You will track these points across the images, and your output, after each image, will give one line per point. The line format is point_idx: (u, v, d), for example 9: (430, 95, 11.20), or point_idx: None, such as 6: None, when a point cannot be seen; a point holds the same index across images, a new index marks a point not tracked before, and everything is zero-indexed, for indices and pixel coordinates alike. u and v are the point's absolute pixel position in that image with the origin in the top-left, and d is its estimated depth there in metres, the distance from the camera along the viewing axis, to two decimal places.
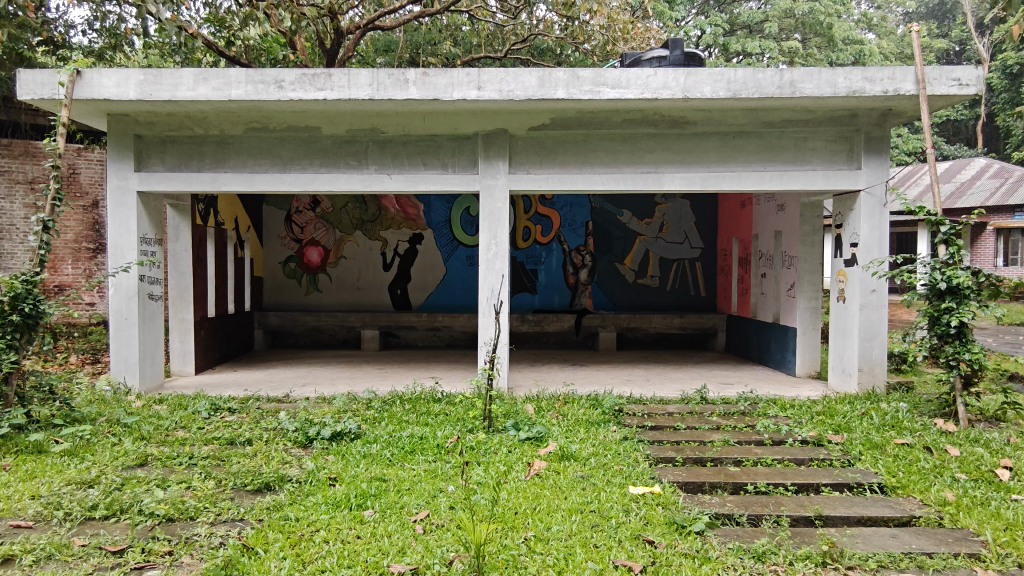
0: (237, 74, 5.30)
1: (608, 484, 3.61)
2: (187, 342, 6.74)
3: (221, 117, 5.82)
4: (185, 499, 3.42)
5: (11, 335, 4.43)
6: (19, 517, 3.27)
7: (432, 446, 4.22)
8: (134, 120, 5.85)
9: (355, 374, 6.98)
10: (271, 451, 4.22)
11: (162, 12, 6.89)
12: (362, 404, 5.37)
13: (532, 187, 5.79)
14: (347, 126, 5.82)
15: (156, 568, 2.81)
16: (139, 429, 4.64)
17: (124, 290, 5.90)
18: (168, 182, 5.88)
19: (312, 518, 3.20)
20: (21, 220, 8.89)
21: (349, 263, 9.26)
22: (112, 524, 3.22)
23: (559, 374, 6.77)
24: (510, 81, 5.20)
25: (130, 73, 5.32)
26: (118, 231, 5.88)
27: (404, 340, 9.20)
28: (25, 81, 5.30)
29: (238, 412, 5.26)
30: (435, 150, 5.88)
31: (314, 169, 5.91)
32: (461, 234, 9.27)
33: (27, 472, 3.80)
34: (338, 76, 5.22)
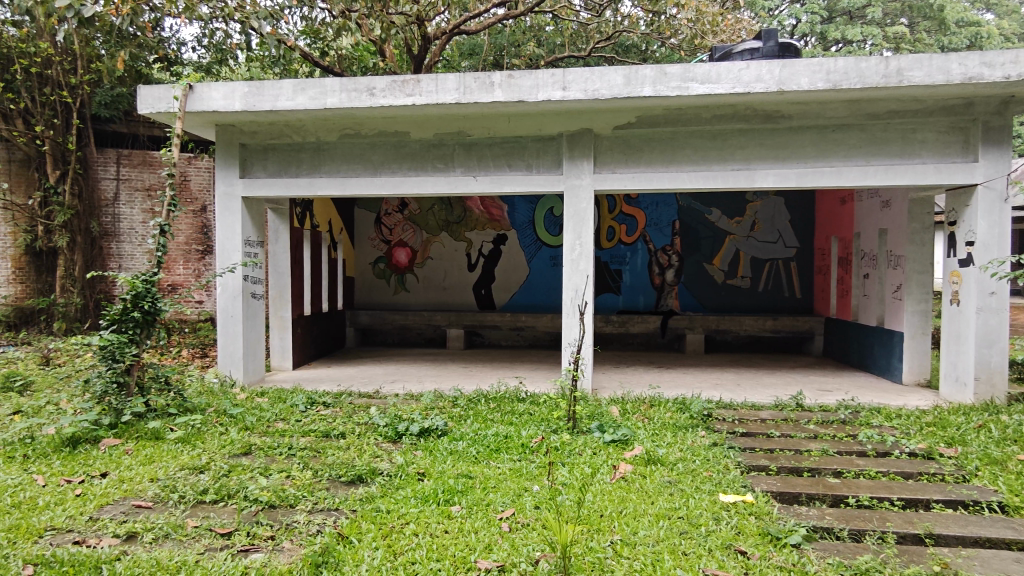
0: (332, 83, 5.53)
1: (696, 491, 3.51)
2: (285, 338, 7.11)
3: (318, 125, 6.11)
4: (285, 488, 3.62)
5: (133, 331, 4.81)
6: (141, 497, 3.57)
7: (517, 445, 4.25)
8: (239, 130, 6.25)
9: (441, 372, 7.12)
10: (363, 444, 4.39)
11: (264, 27, 7.30)
12: (448, 402, 5.48)
13: (617, 187, 5.72)
14: (434, 130, 5.97)
15: (260, 550, 2.98)
16: (243, 419, 4.95)
17: (230, 290, 6.30)
18: (270, 188, 6.23)
19: (402, 511, 3.30)
20: (140, 224, 9.68)
21: (436, 263, 9.48)
22: (220, 508, 3.44)
23: (644, 377, 6.65)
24: (595, 80, 5.15)
25: (236, 86, 5.68)
26: (225, 235, 6.28)
27: (488, 339, 9.32)
28: (144, 96, 5.76)
29: (332, 406, 5.50)
30: (520, 151, 5.93)
31: (403, 172, 6.10)
32: (545, 234, 9.29)
33: (147, 457, 4.14)
34: (426, 82, 5.36)
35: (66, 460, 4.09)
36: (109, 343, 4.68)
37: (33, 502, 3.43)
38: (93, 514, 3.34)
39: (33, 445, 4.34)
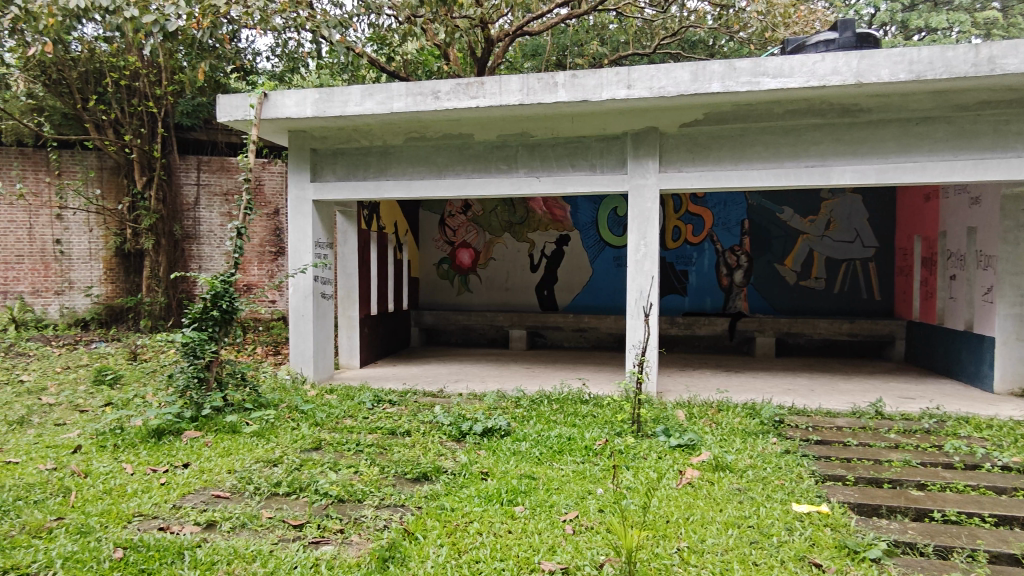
0: (398, 88, 5.65)
1: (767, 500, 3.39)
2: (353, 337, 7.31)
3: (385, 129, 6.26)
4: (353, 483, 3.72)
5: (212, 328, 5.05)
6: (219, 487, 3.74)
7: (580, 447, 4.22)
8: (310, 136, 6.47)
9: (504, 372, 7.16)
10: (428, 442, 4.46)
11: (333, 35, 7.54)
12: (511, 403, 5.50)
13: (684, 186, 5.60)
14: (497, 131, 6.01)
15: (330, 543, 3.07)
16: (314, 415, 5.12)
17: (302, 290, 6.53)
18: (339, 191, 6.42)
19: (466, 509, 3.33)
20: (218, 228, 10.16)
21: (499, 264, 9.54)
22: (293, 500, 3.57)
23: (711, 380, 6.49)
24: (661, 77, 5.06)
25: (308, 93, 5.88)
26: (297, 237, 6.51)
27: (550, 340, 9.31)
28: (224, 105, 6.05)
29: (398, 404, 5.61)
30: (584, 151, 5.89)
31: (467, 174, 6.16)
32: (609, 234, 9.19)
33: (225, 449, 4.33)
34: (490, 84, 5.40)
35: (152, 451, 4.33)
36: (191, 340, 4.92)
37: (122, 489, 3.65)
38: (176, 502, 3.52)
39: (123, 435, 4.62)
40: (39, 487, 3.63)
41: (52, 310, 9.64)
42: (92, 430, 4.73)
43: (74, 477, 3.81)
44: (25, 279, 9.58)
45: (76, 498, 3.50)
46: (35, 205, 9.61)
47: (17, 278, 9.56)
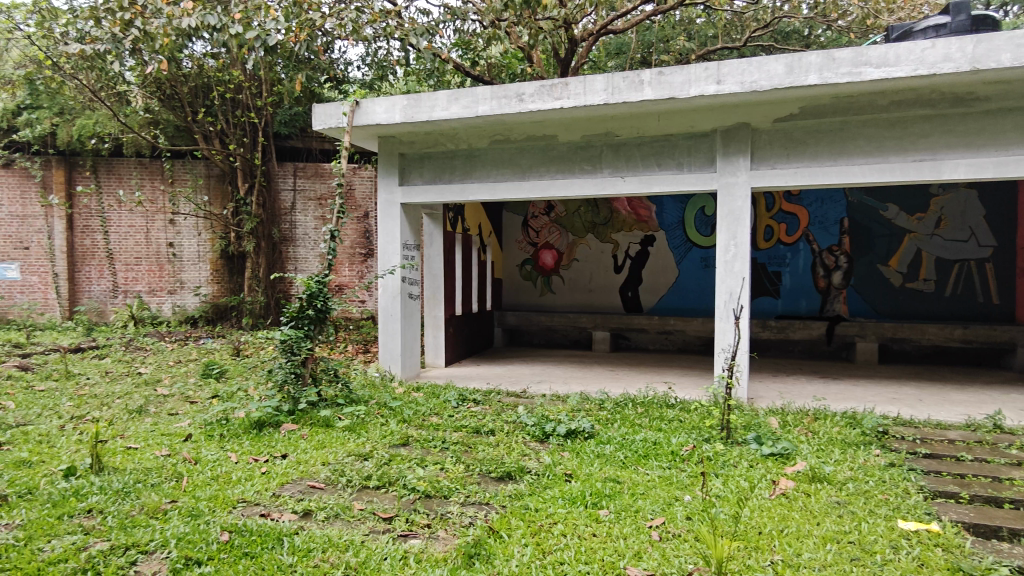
0: (483, 92, 5.73)
1: (870, 515, 3.19)
2: (438, 337, 7.50)
3: (470, 132, 6.37)
4: (440, 479, 3.81)
5: (308, 326, 5.31)
6: (315, 478, 3.92)
7: (666, 453, 4.13)
8: (399, 141, 6.68)
9: (587, 374, 7.12)
10: (512, 442, 4.49)
11: (421, 42, 7.75)
12: (595, 405, 5.45)
13: (777, 183, 5.37)
14: (581, 131, 5.98)
15: (418, 537, 3.15)
16: (402, 412, 5.28)
17: (391, 290, 6.76)
18: (425, 194, 6.59)
19: (550, 510, 3.33)
20: (312, 231, 10.75)
21: (582, 265, 9.49)
22: (383, 494, 3.69)
23: (806, 387, 6.19)
24: (753, 71, 4.88)
25: (397, 100, 6.07)
26: (386, 239, 6.73)
27: (635, 342, 9.18)
28: (318, 113, 6.31)
29: (482, 403, 5.70)
30: (670, 149, 5.76)
31: (551, 175, 6.16)
32: (696, 234, 8.95)
33: (320, 442, 4.54)
34: (574, 84, 5.38)
35: (254, 441, 4.59)
36: (289, 338, 5.20)
37: (228, 476, 3.90)
38: (275, 490, 3.72)
39: (228, 425, 4.93)
40: (156, 471, 3.93)
41: (166, 308, 10.51)
42: (201, 420, 5.08)
43: (185, 464, 4.10)
44: (143, 280, 10.50)
45: (188, 482, 3.78)
46: (152, 211, 10.48)
47: (136, 279, 10.50)
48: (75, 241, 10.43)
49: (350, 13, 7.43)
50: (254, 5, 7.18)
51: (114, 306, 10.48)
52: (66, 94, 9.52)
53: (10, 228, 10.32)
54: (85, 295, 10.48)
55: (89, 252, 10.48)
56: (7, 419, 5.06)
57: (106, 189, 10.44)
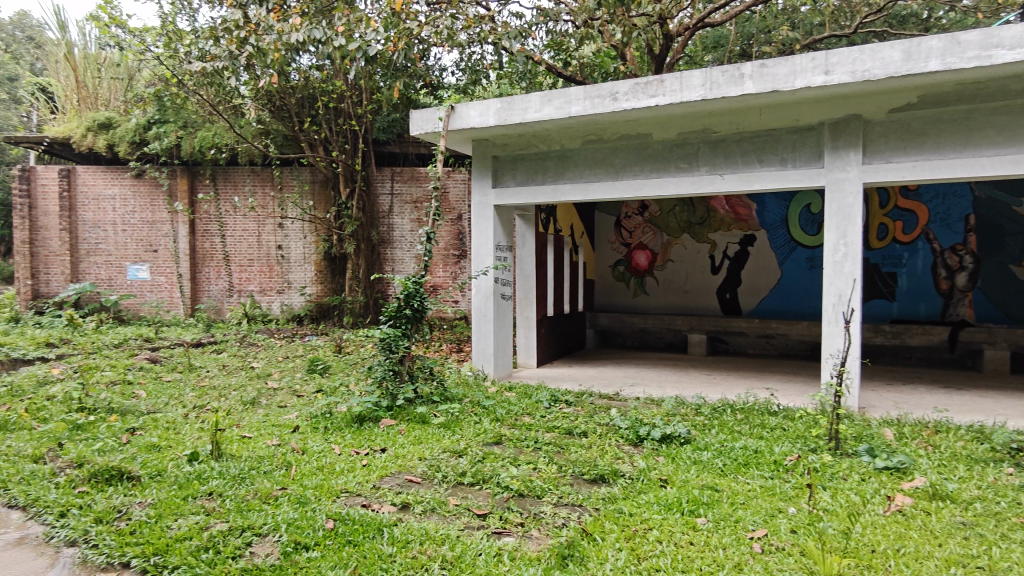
0: (576, 92, 5.71)
1: (1002, 539, 2.91)
2: (530, 337, 7.56)
3: (563, 133, 6.37)
4: (532, 479, 3.83)
5: (405, 325, 5.50)
6: (412, 472, 4.05)
7: (768, 462, 3.96)
8: (492, 144, 6.79)
9: (683, 378, 6.93)
10: (605, 445, 4.45)
11: (514, 45, 7.86)
12: (691, 410, 5.31)
13: (892, 178, 5.02)
14: (677, 129, 5.84)
15: (512, 535, 3.18)
16: (494, 411, 5.36)
17: (483, 291, 6.85)
18: (518, 196, 6.65)
19: (645, 516, 3.27)
20: (409, 233, 11.11)
21: (677, 265, 9.27)
22: (477, 491, 3.76)
23: (925, 397, 5.74)
24: (865, 59, 4.58)
25: (490, 103, 6.16)
26: (479, 241, 6.84)
27: (733, 346, 8.86)
28: (416, 119, 6.57)
29: (574, 405, 5.68)
30: (773, 144, 5.52)
31: (645, 174, 6.06)
32: (800, 234, 8.50)
33: (416, 437, 4.68)
34: (670, 81, 5.26)
35: (355, 434, 4.80)
36: (387, 336, 5.40)
37: (332, 467, 4.10)
38: (376, 482, 3.87)
39: (332, 419, 5.18)
40: (268, 459, 4.20)
41: (275, 307, 11.20)
42: (307, 413, 5.37)
43: (294, 454, 4.36)
44: (255, 280, 11.24)
45: (297, 471, 4.00)
46: (263, 216, 11.20)
47: (249, 279, 11.25)
48: (196, 244, 11.31)
49: (446, 20, 7.60)
50: (356, 18, 7.50)
51: (230, 304, 11.28)
52: (189, 109, 10.31)
53: (142, 233, 11.34)
54: (205, 294, 11.34)
55: (208, 254, 11.32)
56: (139, 406, 5.57)
57: (223, 196, 11.24)
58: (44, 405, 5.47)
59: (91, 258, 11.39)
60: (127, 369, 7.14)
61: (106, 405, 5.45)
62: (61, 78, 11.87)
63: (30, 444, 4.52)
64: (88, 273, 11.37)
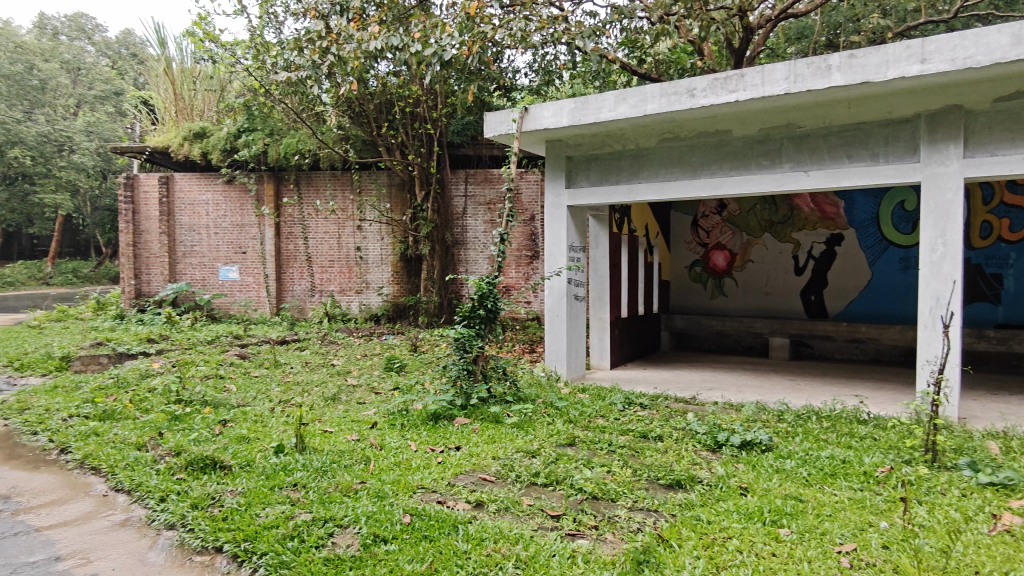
0: (652, 90, 5.61)
1: None
2: (603, 339, 7.49)
3: (638, 132, 6.28)
4: (607, 482, 3.79)
5: (479, 325, 5.58)
6: (486, 471, 4.09)
7: (857, 473, 3.76)
8: (566, 144, 6.78)
9: (764, 383, 6.68)
10: (682, 450, 4.35)
11: (588, 44, 7.82)
12: (773, 416, 5.11)
13: (998, 172, 4.66)
14: (759, 125, 5.65)
15: (585, 537, 3.16)
16: (568, 412, 5.34)
17: (556, 292, 6.85)
18: (592, 196, 6.60)
19: (725, 524, 3.17)
20: (482, 234, 11.22)
21: (757, 266, 8.96)
22: (550, 491, 3.76)
23: None
24: (968, 46, 4.28)
25: (564, 103, 6.14)
26: (553, 242, 6.84)
27: (818, 351, 8.48)
28: (490, 122, 6.63)
29: (649, 408, 5.58)
30: (863, 138, 5.23)
31: (724, 172, 5.88)
32: (893, 233, 8.02)
33: (490, 437, 4.73)
34: (751, 75, 5.08)
35: (431, 432, 4.90)
36: (461, 336, 5.49)
37: (408, 463, 4.19)
38: (451, 479, 3.94)
39: (408, 416, 5.30)
40: (348, 454, 4.35)
41: (354, 306, 11.59)
42: (384, 409, 5.51)
43: (372, 449, 4.49)
44: (335, 280, 11.67)
45: (375, 466, 4.13)
46: (343, 218, 11.60)
47: (330, 280, 11.69)
48: (281, 246, 11.85)
49: (519, 22, 7.61)
50: (431, 23, 7.66)
51: (312, 303, 11.75)
52: (276, 117, 10.80)
53: (232, 236, 11.99)
54: (289, 294, 11.87)
55: (292, 256, 11.83)
56: (231, 399, 5.89)
57: (306, 199, 11.72)
58: (146, 397, 5.88)
59: (187, 259, 12.14)
60: (219, 364, 7.57)
61: (201, 397, 5.79)
62: (161, 91, 12.71)
63: (134, 433, 4.86)
64: (185, 274, 12.13)
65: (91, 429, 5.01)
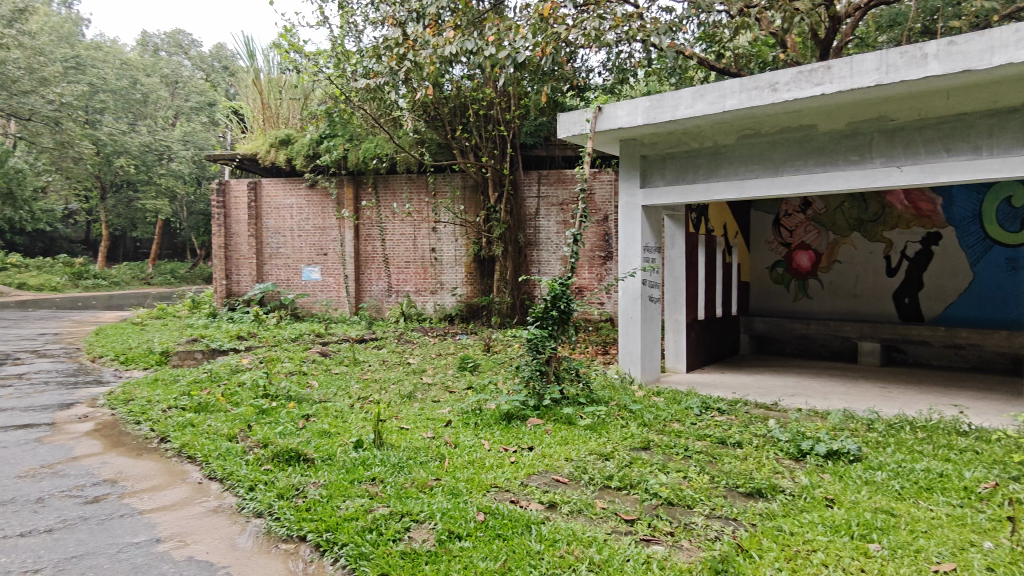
0: (731, 85, 5.43)
1: None
2: (679, 341, 7.33)
3: (716, 129, 6.12)
4: (683, 488, 3.71)
5: (552, 326, 5.58)
6: (559, 472, 4.08)
7: (957, 488, 3.52)
8: (641, 143, 6.68)
9: (852, 390, 6.36)
10: (763, 457, 4.20)
11: (664, 41, 7.70)
12: (862, 425, 4.85)
13: None
14: (847, 119, 5.39)
15: (661, 543, 3.10)
16: (642, 416, 5.25)
17: (631, 293, 6.76)
18: (668, 195, 6.47)
19: (809, 536, 3.04)
20: (555, 235, 11.22)
21: (845, 267, 8.54)
22: (625, 495, 3.71)
23: None
24: None
25: (640, 102, 6.05)
26: (627, 243, 6.76)
27: (912, 357, 7.99)
28: (563, 122, 6.62)
29: (727, 413, 5.42)
30: (964, 131, 4.89)
31: (809, 169, 5.64)
32: (998, 231, 7.43)
33: (563, 438, 4.72)
34: (838, 67, 4.85)
35: (504, 432, 4.94)
36: (535, 336, 5.52)
37: (482, 461, 4.24)
38: (524, 480, 3.95)
39: (482, 415, 5.37)
40: (423, 451, 4.44)
41: (429, 306, 11.84)
42: (459, 408, 5.60)
43: (447, 447, 4.57)
44: (411, 281, 11.97)
45: (450, 463, 4.20)
46: (419, 220, 11.88)
47: (406, 281, 12.00)
48: (360, 247, 12.26)
49: (593, 21, 7.55)
50: (505, 26, 7.74)
51: (389, 303, 12.08)
52: (355, 123, 11.18)
53: (314, 238, 12.50)
54: (367, 294, 12.25)
55: (370, 257, 12.20)
56: (314, 395, 6.14)
57: (383, 202, 12.07)
58: (237, 391, 6.22)
59: (273, 260, 12.75)
60: (303, 361, 7.91)
61: (286, 392, 6.06)
62: (250, 101, 13.43)
63: (226, 425, 5.16)
64: (271, 274, 12.74)
65: (188, 420, 5.34)
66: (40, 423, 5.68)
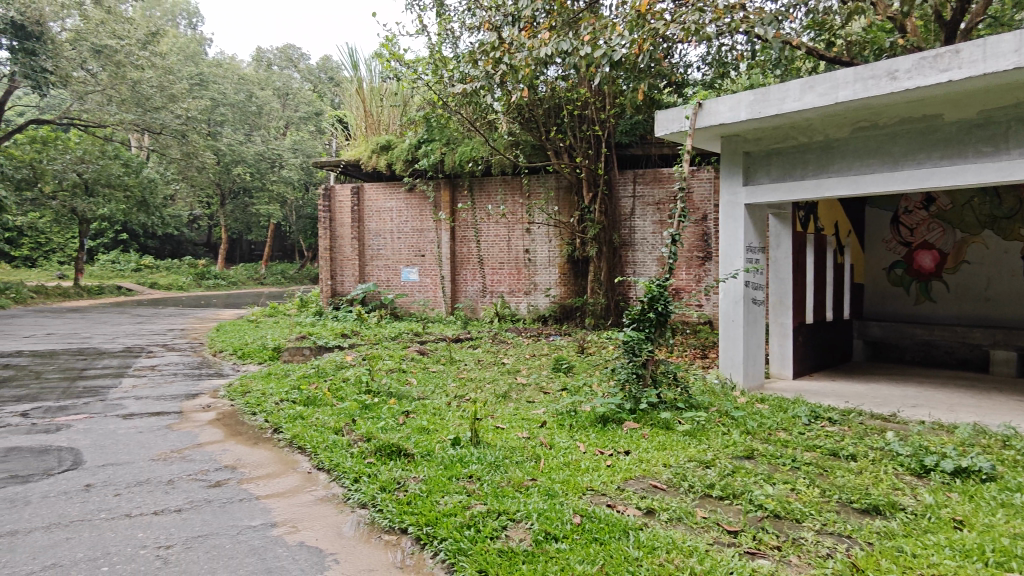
0: (845, 75, 5.11)
1: None
2: (785, 346, 6.97)
3: (827, 122, 5.78)
4: (790, 500, 3.52)
5: (649, 329, 5.47)
6: (657, 478, 3.99)
7: None
8: (744, 139, 6.42)
9: (983, 402, 5.81)
10: (880, 472, 3.92)
11: (768, 31, 7.34)
12: (996, 441, 4.42)
13: None
14: (978, 107, 4.95)
15: (767, 557, 2.96)
16: (745, 423, 5.04)
17: (733, 295, 6.51)
18: (773, 193, 6.18)
19: (934, 560, 2.80)
20: (651, 235, 11.01)
21: (974, 269, 7.86)
22: (727, 505, 3.58)
23: None
24: None
25: (743, 96, 5.82)
26: (729, 243, 6.52)
27: None
28: (661, 120, 6.50)
29: (839, 423, 5.12)
30: None
31: (933, 162, 5.22)
32: None
33: (661, 443, 4.61)
34: (969, 50, 4.47)
35: (600, 435, 4.88)
36: (630, 339, 5.44)
37: (577, 464, 4.22)
38: (620, 484, 3.90)
39: (577, 417, 5.34)
40: (519, 450, 4.48)
41: (523, 307, 11.93)
42: (554, 409, 5.61)
43: (542, 447, 4.59)
44: (505, 282, 12.11)
45: (546, 464, 4.21)
46: (513, 221, 12.00)
47: (500, 281, 12.15)
48: (456, 248, 12.54)
49: (693, 15, 7.22)
50: (601, 24, 7.64)
51: (483, 303, 12.28)
52: (452, 127, 11.46)
53: (413, 240, 12.92)
54: (463, 294, 12.51)
55: (466, 258, 12.45)
56: (413, 392, 6.34)
57: (478, 205, 12.28)
58: (342, 386, 6.53)
59: (374, 262, 13.28)
60: (402, 359, 8.18)
61: (387, 389, 6.31)
62: (354, 108, 14.06)
63: (333, 418, 5.42)
64: (373, 275, 13.28)
65: (298, 412, 5.67)
66: (170, 411, 6.21)
